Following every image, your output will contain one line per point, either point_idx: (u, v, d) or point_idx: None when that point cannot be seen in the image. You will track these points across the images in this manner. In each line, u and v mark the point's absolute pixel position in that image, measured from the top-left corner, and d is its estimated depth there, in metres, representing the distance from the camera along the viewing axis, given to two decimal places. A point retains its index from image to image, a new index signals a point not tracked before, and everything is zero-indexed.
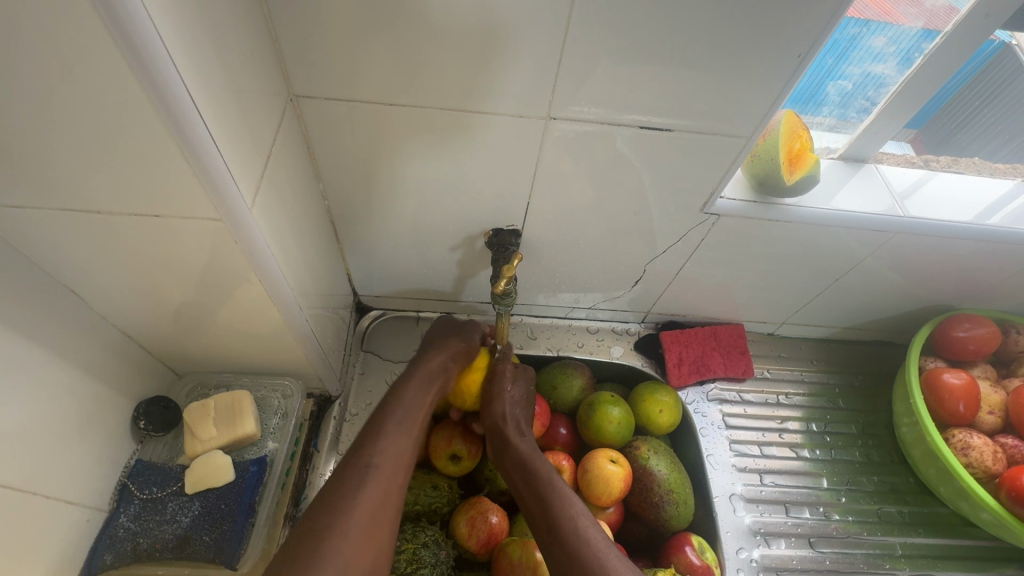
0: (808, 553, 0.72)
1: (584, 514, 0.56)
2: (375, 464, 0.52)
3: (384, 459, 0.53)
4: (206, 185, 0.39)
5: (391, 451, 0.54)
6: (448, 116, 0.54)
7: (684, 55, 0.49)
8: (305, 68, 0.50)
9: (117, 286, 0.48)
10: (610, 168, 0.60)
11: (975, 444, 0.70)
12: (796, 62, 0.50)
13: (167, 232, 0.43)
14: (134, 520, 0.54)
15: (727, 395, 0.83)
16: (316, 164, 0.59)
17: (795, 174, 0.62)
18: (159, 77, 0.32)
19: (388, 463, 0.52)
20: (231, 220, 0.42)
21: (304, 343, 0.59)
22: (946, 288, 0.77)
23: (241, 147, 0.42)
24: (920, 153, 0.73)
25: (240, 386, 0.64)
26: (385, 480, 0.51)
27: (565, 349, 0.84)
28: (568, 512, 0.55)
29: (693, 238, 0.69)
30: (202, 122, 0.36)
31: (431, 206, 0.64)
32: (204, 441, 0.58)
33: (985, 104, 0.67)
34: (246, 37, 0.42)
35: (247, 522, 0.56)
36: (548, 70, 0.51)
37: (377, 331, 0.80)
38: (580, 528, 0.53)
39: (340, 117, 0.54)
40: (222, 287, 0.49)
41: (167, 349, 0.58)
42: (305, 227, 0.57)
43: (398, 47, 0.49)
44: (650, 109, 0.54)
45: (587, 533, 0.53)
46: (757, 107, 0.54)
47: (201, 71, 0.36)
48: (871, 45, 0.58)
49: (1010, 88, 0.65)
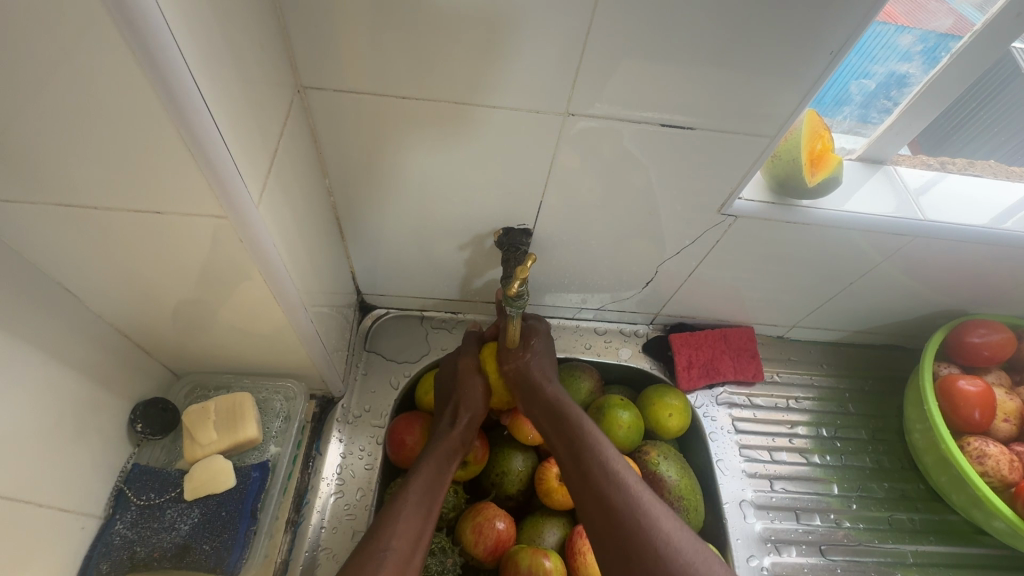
0: (819, 561, 0.71)
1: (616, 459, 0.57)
2: (393, 547, 0.52)
3: (405, 536, 0.53)
4: (211, 181, 0.37)
5: (407, 531, 0.53)
6: (461, 110, 0.52)
7: (710, 50, 0.47)
8: (313, 58, 0.48)
9: (114, 284, 0.46)
10: (626, 166, 0.58)
11: (991, 453, 0.69)
12: (828, 58, 0.48)
13: (168, 229, 0.41)
14: (130, 527, 0.52)
15: (736, 399, 0.81)
16: (321, 158, 0.57)
17: (817, 176, 0.60)
18: (164, 66, 0.30)
19: (406, 545, 0.53)
20: (237, 217, 0.40)
21: (308, 343, 0.57)
22: (961, 293, 0.76)
23: (248, 140, 0.39)
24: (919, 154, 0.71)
25: (242, 387, 0.62)
26: (403, 561, 0.52)
27: (572, 350, 0.82)
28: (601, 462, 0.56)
29: (707, 240, 0.68)
30: (208, 114, 0.34)
31: (440, 204, 0.62)
32: (204, 446, 0.56)
33: (984, 103, 0.65)
34: (253, 23, 0.40)
35: (249, 530, 0.54)
36: (568, 64, 0.49)
37: (381, 330, 0.78)
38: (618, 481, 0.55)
39: (349, 110, 0.52)
40: (226, 285, 0.47)
41: (165, 348, 0.56)
42: (310, 224, 0.55)
43: (412, 37, 0.46)
44: (671, 106, 0.52)
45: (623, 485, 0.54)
46: (782, 106, 0.52)
47: (207, 59, 0.34)
48: (898, 43, 0.56)
49: (1006, 89, 0.63)
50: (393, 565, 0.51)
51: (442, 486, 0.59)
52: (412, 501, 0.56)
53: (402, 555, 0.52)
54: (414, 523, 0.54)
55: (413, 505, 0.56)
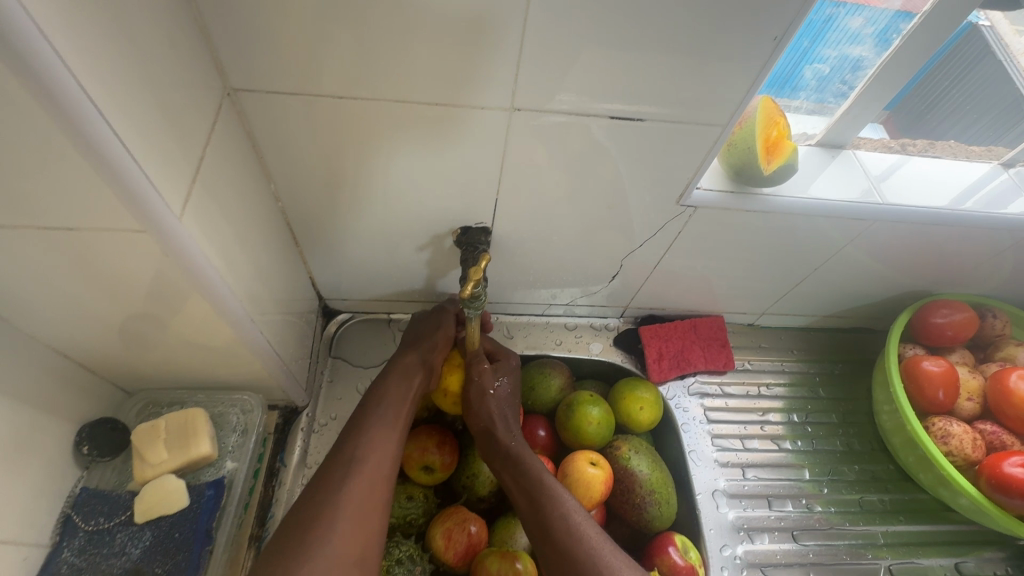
0: (792, 546, 0.71)
1: (578, 511, 0.57)
2: (360, 460, 0.53)
3: (374, 455, 0.54)
4: (123, 196, 0.35)
5: (376, 447, 0.55)
6: (404, 109, 0.51)
7: (652, 39, 0.46)
8: (243, 58, 0.46)
9: (40, 304, 0.44)
10: (582, 158, 0.57)
11: (954, 432, 0.70)
12: (772, 43, 0.47)
13: (89, 246, 0.39)
14: (79, 554, 0.50)
15: (708, 389, 0.81)
16: (264, 163, 0.55)
17: (774, 163, 0.60)
18: (47, 76, 0.28)
19: (375, 458, 0.54)
20: (158, 231, 0.38)
21: (261, 355, 0.55)
22: (925, 274, 0.77)
23: (164, 150, 0.37)
24: (894, 135, 0.71)
25: (196, 402, 0.60)
26: (372, 477, 0.53)
27: (543, 347, 0.81)
28: (559, 513, 0.56)
29: (670, 230, 0.67)
30: (110, 125, 0.32)
31: (394, 206, 0.61)
32: (155, 465, 0.54)
33: (955, 83, 0.66)
34: (166, 25, 0.38)
35: (204, 550, 0.53)
36: (509, 60, 0.47)
37: (346, 336, 0.77)
38: (572, 528, 0.55)
39: (287, 111, 0.50)
40: (166, 300, 0.45)
41: (110, 367, 0.54)
42: (254, 232, 0.53)
43: (345, 38, 0.45)
44: (620, 97, 0.51)
45: (582, 536, 0.54)
46: (731, 94, 0.51)
47: (104, 66, 0.32)
48: (848, 26, 0.56)
49: (977, 67, 0.65)
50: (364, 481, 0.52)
51: (406, 403, 0.60)
52: (377, 419, 0.58)
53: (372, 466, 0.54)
54: (382, 449, 0.55)
55: (381, 429, 0.57)
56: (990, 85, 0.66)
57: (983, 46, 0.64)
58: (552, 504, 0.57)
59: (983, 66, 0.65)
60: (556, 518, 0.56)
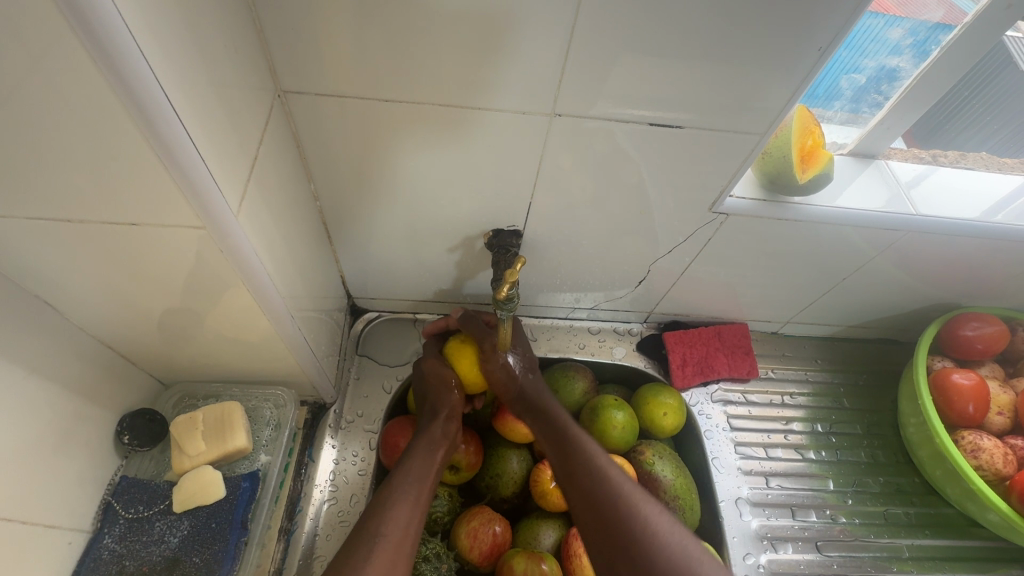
0: (816, 557, 0.71)
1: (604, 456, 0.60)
2: (385, 534, 0.52)
3: (397, 531, 0.52)
4: (187, 193, 0.36)
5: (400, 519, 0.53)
6: (445, 112, 0.52)
7: (695, 49, 0.47)
8: (294, 60, 0.47)
9: (93, 295, 0.45)
10: (617, 163, 0.58)
11: (985, 446, 0.69)
12: (816, 54, 0.47)
13: (148, 241, 0.40)
14: (119, 541, 0.51)
15: (732, 396, 0.81)
16: (306, 162, 0.56)
17: (809, 171, 0.60)
18: (126, 67, 0.29)
19: (399, 531, 0.52)
20: (216, 227, 0.39)
21: (297, 350, 0.57)
22: (955, 286, 0.76)
23: (225, 150, 0.39)
24: (909, 144, 0.71)
25: (231, 396, 0.61)
26: (396, 548, 0.51)
27: (566, 350, 0.81)
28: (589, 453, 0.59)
29: (700, 236, 0.67)
30: (181, 125, 0.33)
31: (429, 207, 0.62)
32: (193, 456, 0.55)
33: (973, 94, 0.65)
34: (228, 27, 0.39)
35: (240, 541, 0.54)
36: (553, 66, 0.48)
37: (373, 334, 0.78)
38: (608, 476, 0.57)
39: (332, 112, 0.51)
40: (212, 294, 0.46)
41: (153, 358, 0.55)
42: (295, 229, 0.54)
43: (394, 43, 0.46)
44: (659, 104, 0.52)
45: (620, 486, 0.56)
46: (771, 104, 0.52)
47: (175, 62, 0.33)
48: (888, 36, 0.56)
49: (1000, 77, 0.63)
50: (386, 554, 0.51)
51: (429, 482, 0.58)
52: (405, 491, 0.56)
53: (396, 538, 0.52)
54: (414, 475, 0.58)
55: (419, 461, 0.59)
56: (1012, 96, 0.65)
57: (1006, 57, 0.62)
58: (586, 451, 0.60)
59: (1005, 82, 0.64)
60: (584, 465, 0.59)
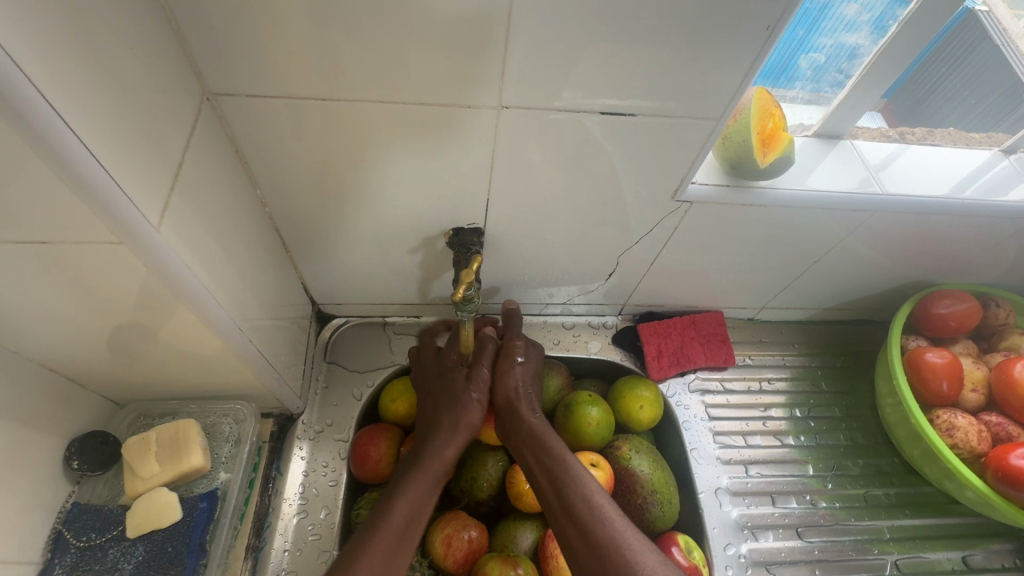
0: (797, 543, 0.70)
1: (599, 492, 0.56)
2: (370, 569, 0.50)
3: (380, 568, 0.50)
4: (93, 206, 0.34)
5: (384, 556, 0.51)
6: (388, 109, 0.49)
7: (641, 35, 0.45)
8: (221, 62, 0.45)
9: (20, 319, 0.43)
10: (576, 156, 0.56)
11: (960, 424, 0.69)
12: (765, 33, 0.46)
13: (66, 260, 0.38)
14: (70, 572, 0.49)
15: (709, 385, 0.80)
16: (249, 168, 0.54)
17: (769, 155, 0.59)
18: (2, 79, 0.27)
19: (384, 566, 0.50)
20: (134, 241, 0.37)
21: (251, 363, 0.55)
22: (927, 264, 0.75)
23: (138, 159, 0.36)
24: (894, 125, 0.70)
25: (188, 413, 0.60)
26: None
27: (540, 347, 0.80)
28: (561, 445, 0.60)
29: (667, 225, 0.66)
30: (75, 134, 0.31)
31: (385, 210, 0.60)
32: (146, 479, 0.53)
33: (953, 68, 0.65)
34: (135, 30, 0.37)
35: (198, 564, 0.52)
36: (495, 57, 0.46)
37: (341, 341, 0.76)
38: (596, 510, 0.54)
39: (271, 114, 0.49)
40: (150, 311, 0.44)
41: (98, 379, 0.53)
42: (239, 239, 0.52)
43: (324, 40, 0.44)
44: (611, 92, 0.50)
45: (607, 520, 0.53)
46: (723, 88, 0.50)
47: (64, 71, 0.30)
48: (843, 13, 0.55)
49: (977, 51, 0.65)
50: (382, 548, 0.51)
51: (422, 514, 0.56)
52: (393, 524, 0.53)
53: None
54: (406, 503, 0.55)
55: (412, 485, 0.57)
56: (988, 72, 0.66)
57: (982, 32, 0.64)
58: (577, 488, 0.56)
59: (979, 53, 0.65)
60: (577, 498, 0.55)
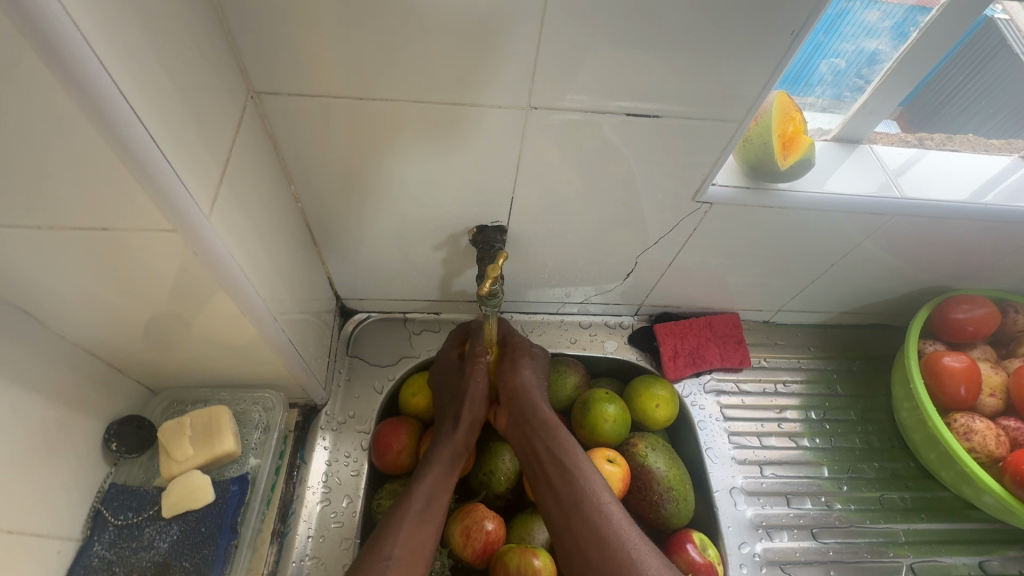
0: (812, 544, 0.70)
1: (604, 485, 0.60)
2: (395, 556, 0.54)
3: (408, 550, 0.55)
4: (154, 196, 0.36)
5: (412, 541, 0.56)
6: (421, 109, 0.51)
7: (668, 39, 0.47)
8: (266, 62, 0.47)
9: (72, 304, 0.45)
10: (599, 157, 0.58)
11: (977, 428, 0.69)
12: (790, 38, 0.47)
13: (122, 247, 0.40)
14: (109, 547, 0.51)
15: (725, 386, 0.81)
16: (285, 164, 0.56)
17: (790, 158, 0.60)
18: (85, 75, 0.29)
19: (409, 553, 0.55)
20: (187, 230, 0.39)
21: (283, 353, 0.57)
22: (945, 269, 0.76)
23: (192, 152, 0.39)
24: (911, 132, 0.71)
25: (219, 400, 0.61)
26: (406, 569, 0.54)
27: (558, 345, 0.81)
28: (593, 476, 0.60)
29: (686, 226, 0.67)
30: (143, 126, 0.33)
31: (412, 207, 0.62)
32: (181, 462, 0.55)
33: (969, 78, 0.65)
34: (193, 32, 0.39)
35: (229, 545, 0.54)
36: (526, 60, 0.48)
37: (363, 335, 0.78)
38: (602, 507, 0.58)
39: (308, 112, 0.51)
40: (193, 299, 0.46)
41: (137, 365, 0.55)
42: (275, 232, 0.54)
43: (365, 42, 0.45)
44: (637, 94, 0.51)
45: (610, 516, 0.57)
46: (747, 91, 0.51)
47: (134, 67, 0.32)
48: (865, 19, 0.56)
49: (994, 61, 0.63)
50: (410, 532, 0.56)
51: (442, 496, 0.60)
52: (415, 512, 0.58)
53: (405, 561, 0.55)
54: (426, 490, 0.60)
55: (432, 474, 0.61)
56: (1008, 79, 0.64)
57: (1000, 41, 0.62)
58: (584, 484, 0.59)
59: (999, 61, 0.63)
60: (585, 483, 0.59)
